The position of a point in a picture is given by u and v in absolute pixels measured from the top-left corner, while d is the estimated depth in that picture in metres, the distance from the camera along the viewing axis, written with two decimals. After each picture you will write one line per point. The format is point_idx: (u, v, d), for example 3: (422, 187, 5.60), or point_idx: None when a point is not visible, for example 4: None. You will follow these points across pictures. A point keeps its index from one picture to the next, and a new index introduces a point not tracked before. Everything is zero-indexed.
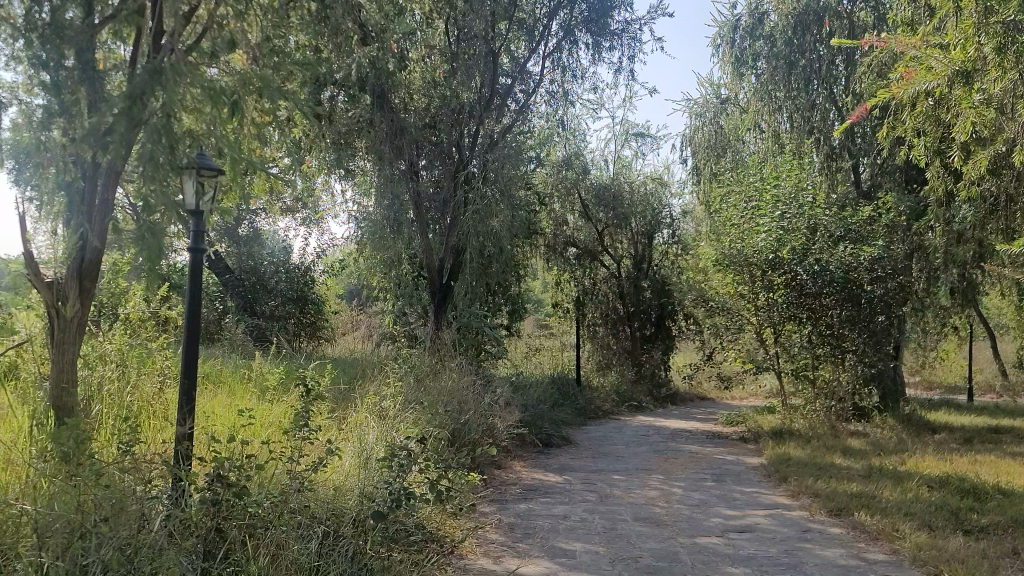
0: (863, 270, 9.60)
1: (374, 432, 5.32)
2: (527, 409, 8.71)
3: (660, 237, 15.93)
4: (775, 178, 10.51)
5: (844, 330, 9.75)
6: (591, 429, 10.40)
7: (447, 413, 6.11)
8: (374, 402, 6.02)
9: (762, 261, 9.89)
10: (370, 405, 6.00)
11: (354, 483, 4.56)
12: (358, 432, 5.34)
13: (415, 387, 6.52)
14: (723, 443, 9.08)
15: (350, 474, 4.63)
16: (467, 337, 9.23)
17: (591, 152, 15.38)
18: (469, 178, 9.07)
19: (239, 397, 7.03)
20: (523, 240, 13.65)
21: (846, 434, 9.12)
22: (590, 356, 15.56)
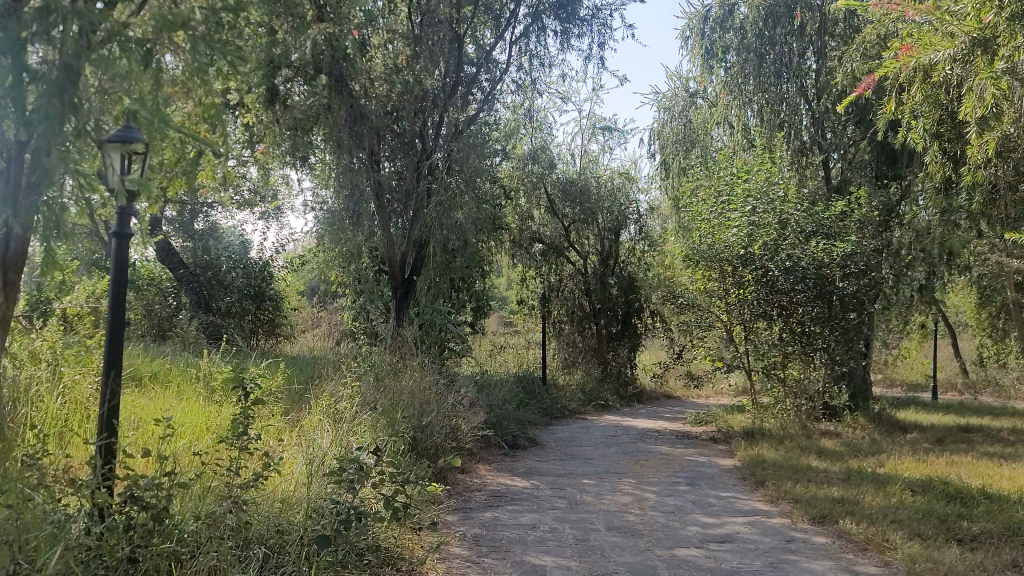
0: (836, 267, 9.35)
1: (328, 438, 4.93)
2: (493, 409, 8.37)
3: (627, 233, 15.74)
4: (747, 172, 10.26)
5: (816, 329, 9.51)
6: (558, 430, 10.09)
7: (408, 415, 5.74)
8: (328, 405, 5.62)
9: (733, 256, 9.63)
10: (324, 408, 5.59)
11: (301, 496, 4.16)
12: (310, 438, 4.95)
13: (374, 387, 6.12)
14: (694, 444, 8.82)
15: (299, 486, 4.29)
16: (430, 334, 8.77)
17: (557, 146, 15.08)
18: (434, 170, 8.80)
19: (187, 398, 6.60)
20: (488, 236, 13.30)
21: (819, 434, 8.89)
22: (556, 354, 15.03)
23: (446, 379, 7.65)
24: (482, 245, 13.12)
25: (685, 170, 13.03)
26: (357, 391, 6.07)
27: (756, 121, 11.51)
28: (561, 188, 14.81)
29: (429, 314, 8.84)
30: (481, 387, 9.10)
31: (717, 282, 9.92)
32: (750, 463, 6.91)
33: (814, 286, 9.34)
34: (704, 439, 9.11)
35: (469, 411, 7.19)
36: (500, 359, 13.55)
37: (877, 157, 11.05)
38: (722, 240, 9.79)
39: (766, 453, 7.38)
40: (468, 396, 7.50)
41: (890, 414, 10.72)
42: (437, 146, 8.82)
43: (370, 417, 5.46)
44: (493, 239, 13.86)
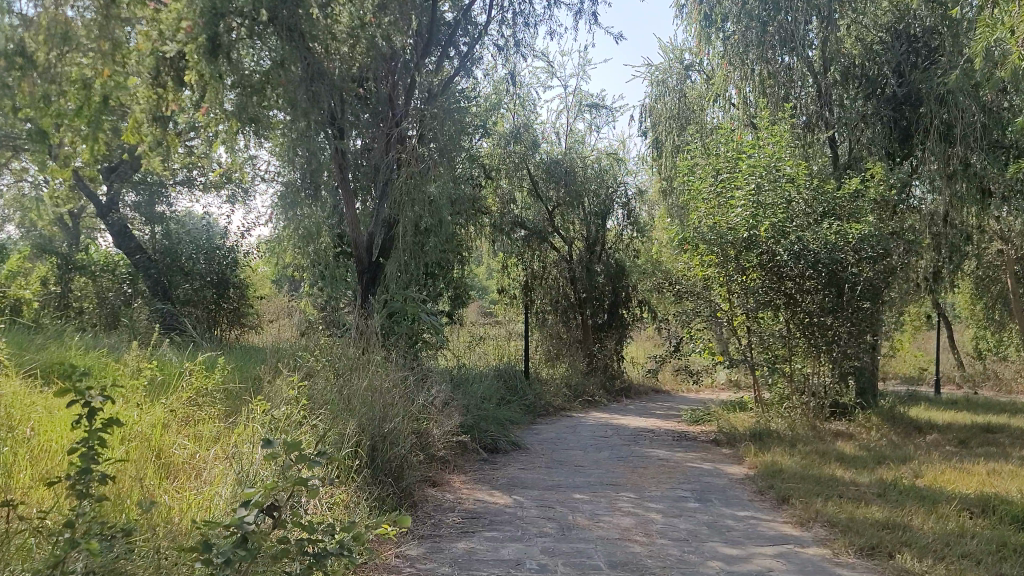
0: (849, 251, 8.46)
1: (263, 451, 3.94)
2: (471, 410, 7.47)
3: (616, 217, 14.84)
4: (751, 147, 9.35)
5: (828, 319, 8.63)
6: (542, 430, 9.18)
7: (368, 423, 4.78)
8: (270, 408, 4.66)
9: (736, 241, 8.73)
10: (265, 412, 4.62)
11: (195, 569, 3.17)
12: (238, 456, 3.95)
13: (329, 385, 5.16)
14: (695, 447, 7.94)
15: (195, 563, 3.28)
16: (400, 324, 7.87)
17: (541, 124, 14.14)
18: (403, 139, 7.91)
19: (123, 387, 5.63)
20: (467, 219, 12.35)
21: (831, 436, 8.04)
22: (539, 344, 14.01)
23: (417, 375, 6.77)
24: (460, 230, 12.17)
25: (679, 148, 12.11)
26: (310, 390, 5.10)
27: (758, 93, 10.59)
28: (545, 169, 13.85)
29: (398, 301, 7.93)
30: (458, 383, 8.20)
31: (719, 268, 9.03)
32: (764, 473, 6.02)
33: (826, 273, 8.45)
34: (705, 442, 8.23)
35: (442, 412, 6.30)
36: (480, 351, 12.60)
37: (886, 136, 10.09)
38: (725, 221, 8.91)
39: (778, 459, 6.52)
40: (442, 393, 6.58)
41: (903, 411, 9.88)
42: (408, 113, 7.88)
43: (320, 423, 4.51)
44: (472, 223, 12.91)
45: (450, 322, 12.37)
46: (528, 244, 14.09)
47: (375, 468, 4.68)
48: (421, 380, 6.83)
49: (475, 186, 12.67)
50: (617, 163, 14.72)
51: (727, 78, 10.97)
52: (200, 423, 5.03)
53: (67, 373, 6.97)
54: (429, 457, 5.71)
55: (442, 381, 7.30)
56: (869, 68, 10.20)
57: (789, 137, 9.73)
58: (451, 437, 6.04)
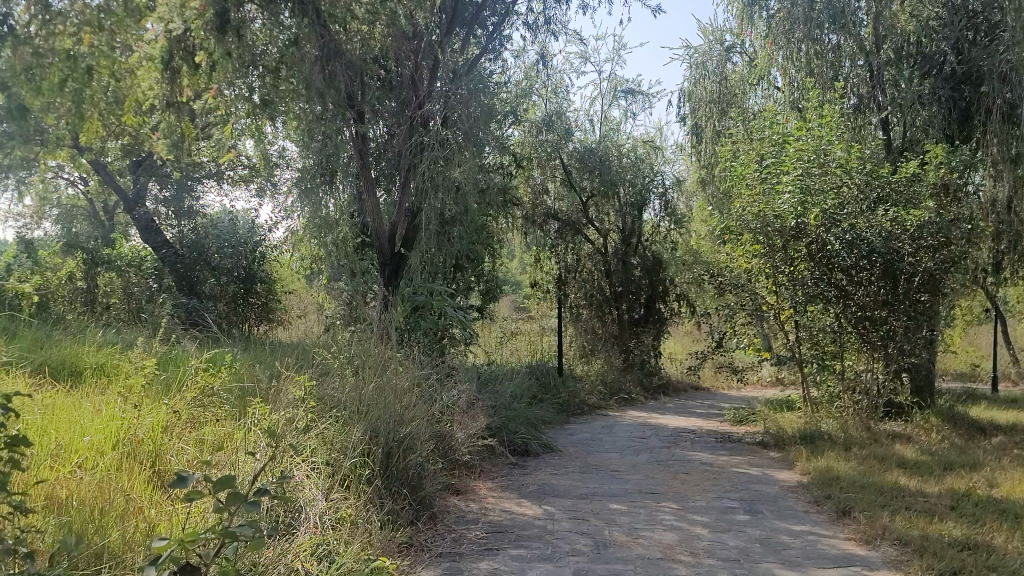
0: (907, 239, 7.85)
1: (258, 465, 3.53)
2: (499, 410, 7.03)
3: (652, 208, 14.27)
4: (799, 130, 8.76)
5: (882, 313, 8.03)
6: (576, 430, 8.71)
7: (382, 429, 4.35)
8: (271, 409, 4.24)
9: (783, 229, 8.17)
10: (265, 413, 4.21)
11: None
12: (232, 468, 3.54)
13: (339, 383, 4.74)
14: (740, 449, 7.42)
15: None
16: (424, 320, 7.45)
17: (574, 111, 13.64)
18: (427, 123, 7.44)
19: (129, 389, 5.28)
20: (497, 211, 11.93)
21: (887, 439, 7.47)
22: (573, 340, 13.49)
23: (440, 372, 6.35)
24: (490, 221, 11.74)
25: (720, 134, 11.54)
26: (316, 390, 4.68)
27: (804, 74, 10.00)
28: (579, 158, 13.34)
29: (423, 295, 7.50)
30: (486, 382, 7.75)
31: (764, 258, 8.48)
32: (819, 482, 5.50)
33: (882, 263, 7.86)
34: (750, 445, 7.70)
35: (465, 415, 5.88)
36: (513, 347, 12.15)
37: (945, 117, 9.40)
38: (770, 207, 8.35)
39: (831, 465, 5.99)
40: (468, 392, 6.16)
41: (962, 410, 9.24)
42: (433, 91, 7.41)
43: (325, 426, 4.09)
44: (502, 215, 12.48)
45: (481, 318, 11.93)
46: (560, 236, 13.62)
47: (387, 477, 4.24)
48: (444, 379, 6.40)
49: (504, 176, 12.23)
50: (652, 151, 14.17)
51: (771, 59, 10.40)
52: (205, 427, 4.64)
53: (79, 370, 6.63)
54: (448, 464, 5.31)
55: (467, 380, 6.87)
56: (925, 45, 9.52)
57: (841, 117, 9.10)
58: (476, 442, 5.61)
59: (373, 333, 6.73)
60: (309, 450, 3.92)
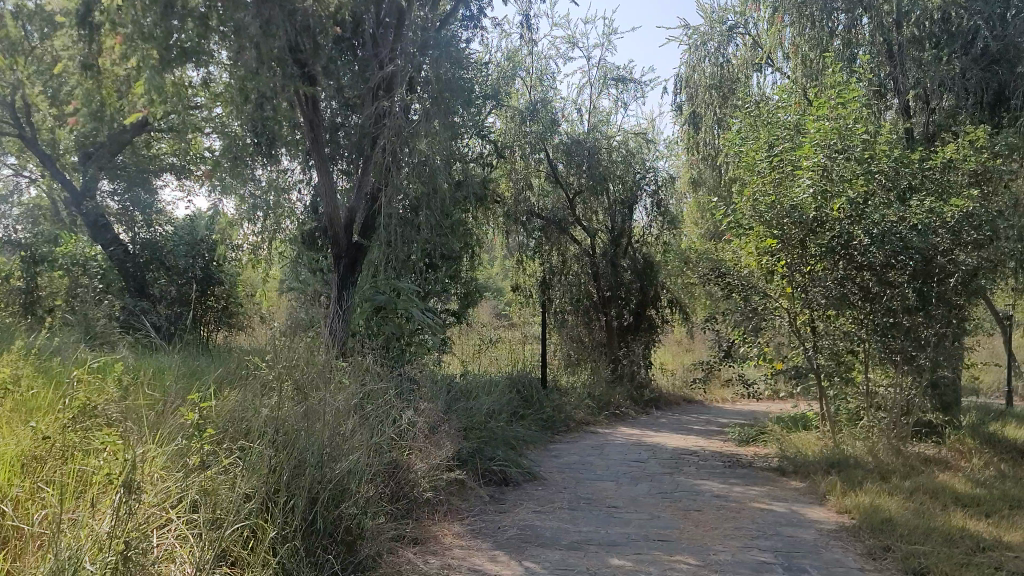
0: (948, 234, 6.79)
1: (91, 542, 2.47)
2: (468, 429, 5.93)
3: (643, 206, 13.30)
4: (819, 109, 7.76)
5: (916, 319, 6.97)
6: (563, 452, 7.61)
7: (292, 488, 3.32)
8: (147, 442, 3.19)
9: (803, 222, 7.10)
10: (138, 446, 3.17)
11: None
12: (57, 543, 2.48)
13: (250, 403, 3.65)
14: (755, 476, 6.36)
15: None
16: (387, 323, 6.35)
17: (561, 100, 12.60)
18: (392, 88, 6.36)
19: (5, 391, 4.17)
20: (474, 206, 10.85)
21: (925, 465, 6.42)
22: (557, 349, 12.34)
23: (394, 388, 5.25)
24: (465, 218, 10.65)
25: (721, 121, 10.56)
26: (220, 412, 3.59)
27: (819, 54, 8.95)
28: (565, 150, 12.30)
29: (385, 294, 6.40)
30: (458, 396, 6.63)
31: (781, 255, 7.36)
32: (866, 526, 4.44)
33: (917, 261, 6.80)
34: (766, 471, 6.63)
35: (423, 440, 4.81)
36: (493, 355, 10.99)
37: (963, 95, 8.31)
38: (789, 197, 7.25)
39: (873, 499, 4.94)
40: (429, 410, 5.08)
41: (995, 429, 8.23)
42: (396, 51, 6.30)
43: (220, 467, 3.07)
44: (479, 210, 11.38)
45: (457, 324, 10.83)
46: (545, 235, 12.45)
47: (299, 539, 3.22)
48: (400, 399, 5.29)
49: (484, 168, 11.14)
50: (644, 144, 13.15)
51: (781, 34, 9.44)
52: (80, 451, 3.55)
53: None
54: (396, 502, 4.25)
55: (431, 392, 5.78)
56: (951, 22, 8.31)
57: (868, 97, 8.02)
58: (436, 473, 4.55)
59: (319, 339, 5.61)
60: (190, 499, 2.90)
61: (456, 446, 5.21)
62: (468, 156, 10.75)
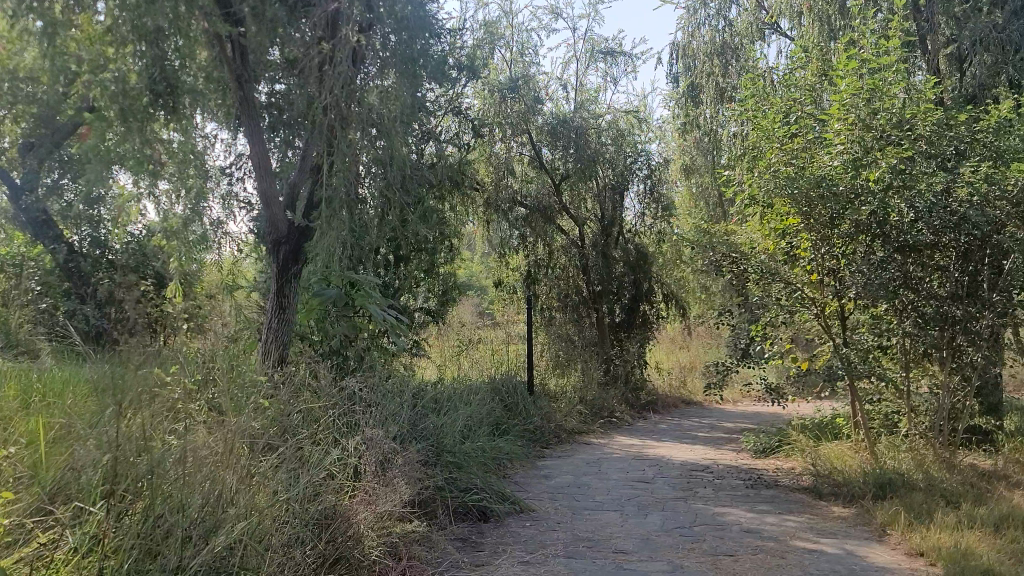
0: (1006, 206, 5.74)
1: None
2: (436, 452, 4.83)
3: (635, 192, 12.25)
4: (845, 66, 6.69)
5: (968, 309, 5.90)
6: (555, 471, 6.50)
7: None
8: None
9: (834, 196, 6.00)
10: None
11: None
12: None
13: (87, 459, 2.84)
14: (786, 501, 5.29)
15: None
16: (339, 323, 5.37)
17: (544, 76, 11.50)
18: (338, 33, 5.26)
19: None
20: (450, 193, 9.77)
21: (988, 483, 5.37)
22: (545, 348, 11.18)
23: (334, 413, 4.17)
24: (440, 207, 9.57)
25: (725, 92, 9.53)
26: (30, 479, 2.80)
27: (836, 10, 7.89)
28: (549, 131, 11.26)
29: (336, 288, 5.37)
30: (427, 410, 5.50)
31: (806, 235, 6.27)
32: None
33: (970, 237, 5.74)
34: (797, 493, 5.56)
35: (370, 483, 3.86)
36: (475, 356, 9.84)
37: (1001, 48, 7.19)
38: (816, 167, 6.15)
39: (953, 538, 3.90)
40: (380, 439, 4.08)
41: None
42: None
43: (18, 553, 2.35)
44: (456, 195, 10.30)
45: (434, 323, 9.70)
46: (528, 225, 11.36)
47: None
48: (343, 427, 4.18)
49: (461, 149, 10.04)
50: (635, 124, 12.09)
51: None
52: None
53: None
54: (329, 562, 3.33)
55: (386, 410, 4.68)
56: None
57: (904, 52, 6.92)
58: (381, 523, 3.67)
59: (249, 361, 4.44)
60: None
61: (418, 484, 4.20)
62: (443, 137, 9.68)
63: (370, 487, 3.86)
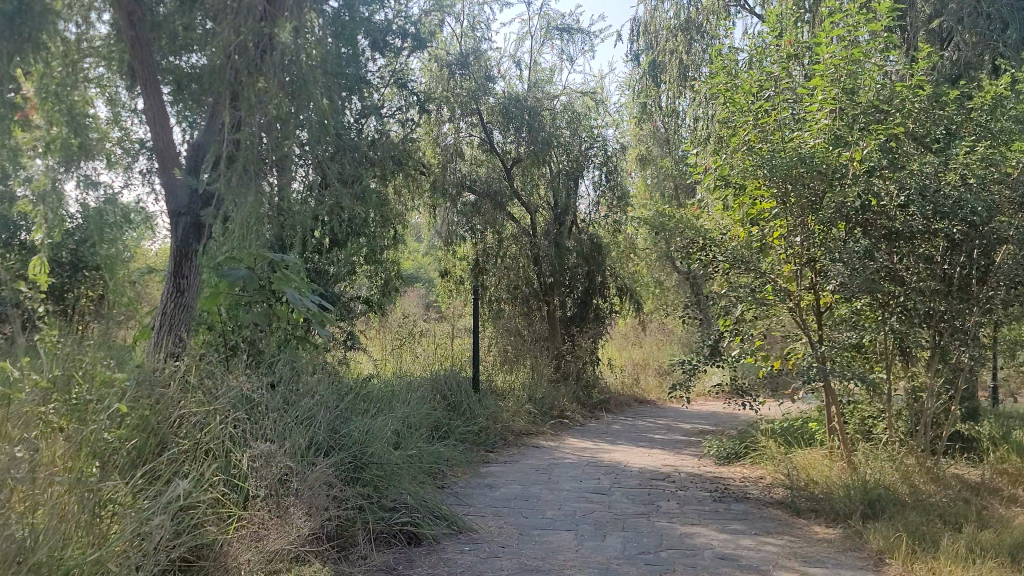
0: (999, 194, 5.27)
1: None
2: (357, 466, 4.07)
3: (590, 179, 11.62)
4: (824, 35, 6.09)
5: (955, 304, 5.38)
6: (500, 480, 5.81)
7: None
8: None
9: (816, 175, 5.39)
10: None
11: None
12: None
13: None
14: (760, 519, 4.67)
15: None
16: (250, 310, 4.60)
17: (497, 53, 10.79)
18: None
19: None
20: (393, 174, 9.00)
21: (983, 500, 4.81)
22: (492, 343, 10.43)
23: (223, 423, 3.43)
24: (383, 189, 8.81)
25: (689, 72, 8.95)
26: None
27: None
28: (501, 111, 10.57)
29: (247, 268, 4.58)
30: (353, 411, 4.76)
31: (782, 221, 5.65)
32: None
33: (964, 226, 5.19)
34: (772, 508, 4.96)
35: (262, 513, 3.19)
36: (416, 350, 9.10)
37: (988, 24, 6.66)
38: (794, 143, 5.54)
39: None
40: (274, 455, 3.39)
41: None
42: None
43: None
44: (400, 176, 9.55)
45: (372, 314, 8.92)
46: (477, 211, 10.66)
47: None
48: (230, 442, 3.44)
49: (405, 126, 9.28)
50: (592, 106, 11.47)
51: None
52: None
53: None
54: None
55: (297, 418, 3.93)
56: None
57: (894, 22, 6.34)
58: (268, 568, 3.06)
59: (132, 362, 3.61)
60: None
61: (328, 509, 3.52)
62: (386, 113, 8.92)
63: (263, 520, 3.19)
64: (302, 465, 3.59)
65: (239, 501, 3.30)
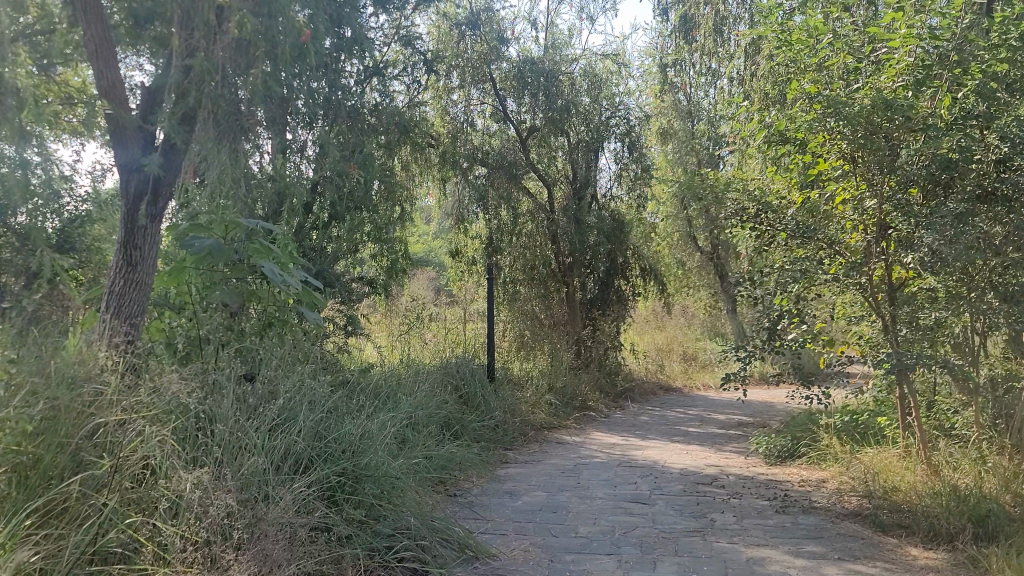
0: None
1: None
2: (345, 482, 3.34)
3: (611, 151, 10.76)
4: None
5: None
6: (521, 486, 5.00)
7: None
8: None
9: (897, 122, 4.52)
10: None
11: None
12: None
13: None
14: (839, 538, 3.86)
15: None
16: (221, 288, 3.82)
17: (511, 13, 9.93)
18: None
19: None
20: (399, 143, 8.16)
21: None
22: (508, 327, 9.77)
23: (160, 439, 2.72)
24: (388, 162, 8.00)
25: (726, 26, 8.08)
26: None
27: None
28: (515, 76, 9.73)
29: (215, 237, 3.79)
30: (347, 410, 3.96)
31: (862, 182, 4.81)
32: None
33: None
34: (848, 521, 4.16)
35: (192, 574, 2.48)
36: (425, 336, 8.32)
37: None
38: (871, 88, 4.69)
39: None
40: (218, 491, 2.69)
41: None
42: None
43: None
44: (407, 148, 8.72)
45: (377, 297, 8.12)
46: (490, 185, 9.75)
47: None
48: (163, 463, 2.72)
49: (411, 91, 8.45)
50: (613, 71, 10.63)
51: None
52: None
53: None
54: None
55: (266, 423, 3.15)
56: None
57: None
58: None
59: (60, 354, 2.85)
60: None
61: (292, 559, 2.78)
62: (391, 75, 8.09)
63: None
64: (262, 498, 2.86)
65: (165, 550, 2.59)
